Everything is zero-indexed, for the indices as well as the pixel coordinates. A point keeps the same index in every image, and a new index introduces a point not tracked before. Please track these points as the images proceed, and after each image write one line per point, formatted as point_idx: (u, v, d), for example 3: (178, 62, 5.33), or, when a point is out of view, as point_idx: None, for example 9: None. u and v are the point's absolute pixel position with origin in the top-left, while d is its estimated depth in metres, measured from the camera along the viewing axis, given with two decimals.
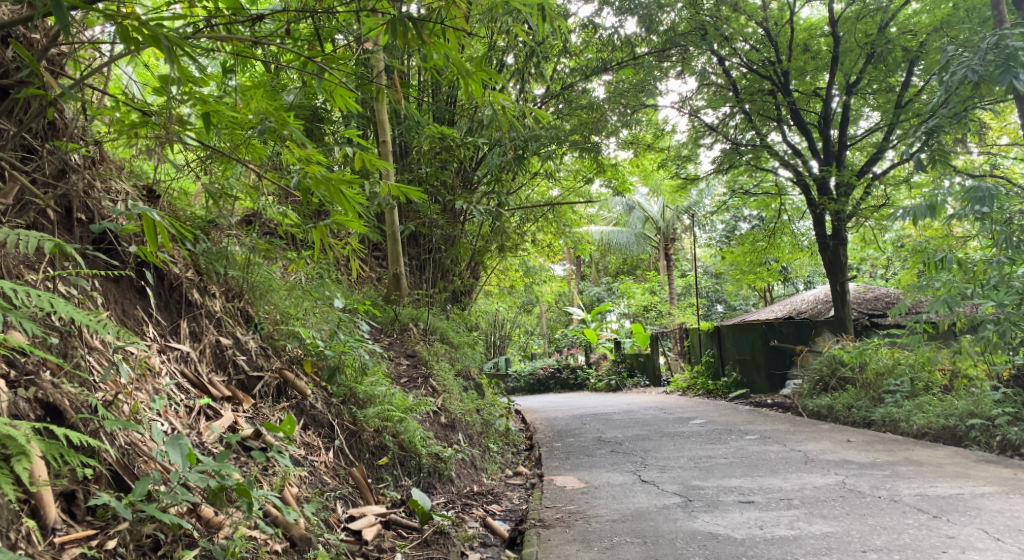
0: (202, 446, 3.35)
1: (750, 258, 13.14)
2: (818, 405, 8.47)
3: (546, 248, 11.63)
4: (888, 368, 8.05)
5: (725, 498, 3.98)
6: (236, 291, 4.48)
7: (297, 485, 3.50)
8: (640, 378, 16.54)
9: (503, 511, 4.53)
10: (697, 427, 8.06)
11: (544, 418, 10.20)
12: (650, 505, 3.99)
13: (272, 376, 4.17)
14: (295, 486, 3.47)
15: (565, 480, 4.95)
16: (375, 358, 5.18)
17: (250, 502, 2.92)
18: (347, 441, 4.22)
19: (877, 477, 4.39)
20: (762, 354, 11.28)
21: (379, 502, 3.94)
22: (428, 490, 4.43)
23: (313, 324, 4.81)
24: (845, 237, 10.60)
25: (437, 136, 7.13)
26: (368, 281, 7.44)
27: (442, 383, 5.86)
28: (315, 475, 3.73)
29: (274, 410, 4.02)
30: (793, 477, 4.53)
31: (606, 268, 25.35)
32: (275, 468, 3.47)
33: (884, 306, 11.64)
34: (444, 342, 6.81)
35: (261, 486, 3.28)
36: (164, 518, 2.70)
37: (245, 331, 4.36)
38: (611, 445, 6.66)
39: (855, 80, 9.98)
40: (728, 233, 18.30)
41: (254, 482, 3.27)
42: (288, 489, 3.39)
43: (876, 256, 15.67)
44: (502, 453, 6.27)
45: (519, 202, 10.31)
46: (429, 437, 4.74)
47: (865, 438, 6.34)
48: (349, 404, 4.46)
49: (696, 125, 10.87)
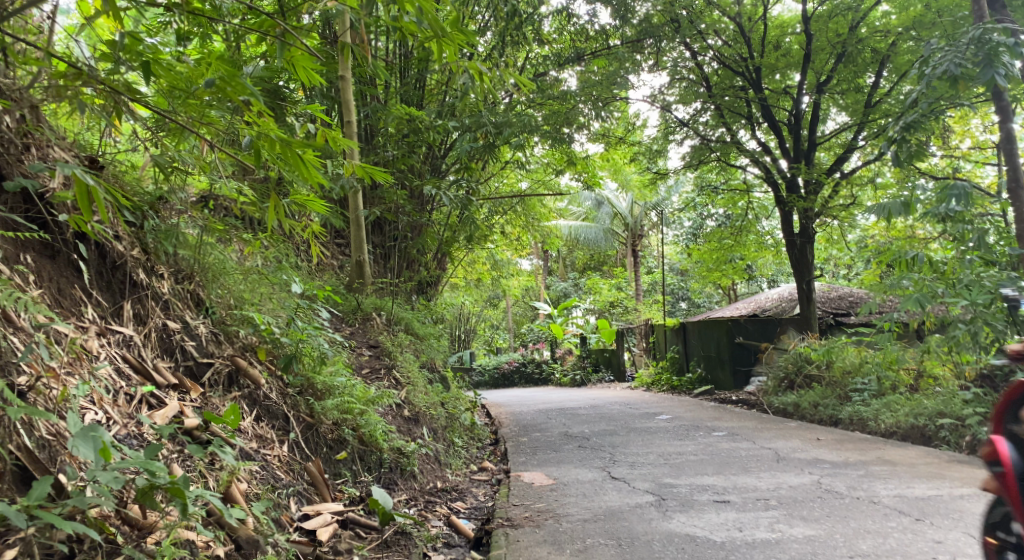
0: (142, 437, 3.10)
1: (717, 255, 13.08)
2: (784, 402, 8.41)
3: (514, 241, 11.43)
4: (855, 367, 8.01)
5: (700, 497, 3.83)
6: (186, 273, 4.22)
7: (246, 481, 3.26)
8: (605, 374, 16.46)
9: (467, 508, 4.33)
10: (664, 424, 7.93)
11: (509, 412, 10.02)
12: (622, 504, 3.82)
13: (223, 363, 3.91)
14: (245, 482, 3.23)
15: (533, 477, 4.75)
16: (335, 348, 4.92)
17: (183, 503, 2.63)
18: (302, 434, 3.97)
19: (853, 476, 4.27)
20: (728, 351, 11.21)
21: (336, 499, 3.71)
22: (389, 486, 4.21)
23: (270, 310, 4.56)
24: (812, 234, 10.55)
25: (404, 119, 6.88)
26: (329, 269, 7.15)
27: (406, 375, 5.64)
28: (267, 470, 3.48)
29: (224, 400, 3.77)
30: (768, 476, 4.40)
31: (573, 264, 25.25)
32: (222, 463, 3.22)
33: (849, 305, 11.65)
34: (408, 332, 6.57)
35: (207, 483, 3.03)
36: (63, 526, 2.34)
37: (195, 315, 4.10)
38: (578, 440, 6.49)
39: (825, 79, 9.92)
40: (695, 231, 18.28)
41: (200, 478, 3.02)
42: (235, 485, 3.14)
43: (841, 257, 15.74)
44: (467, 448, 6.06)
45: (488, 192, 10.09)
46: (391, 431, 4.51)
47: (834, 437, 6.26)
48: (306, 395, 4.22)
49: (668, 119, 10.74)
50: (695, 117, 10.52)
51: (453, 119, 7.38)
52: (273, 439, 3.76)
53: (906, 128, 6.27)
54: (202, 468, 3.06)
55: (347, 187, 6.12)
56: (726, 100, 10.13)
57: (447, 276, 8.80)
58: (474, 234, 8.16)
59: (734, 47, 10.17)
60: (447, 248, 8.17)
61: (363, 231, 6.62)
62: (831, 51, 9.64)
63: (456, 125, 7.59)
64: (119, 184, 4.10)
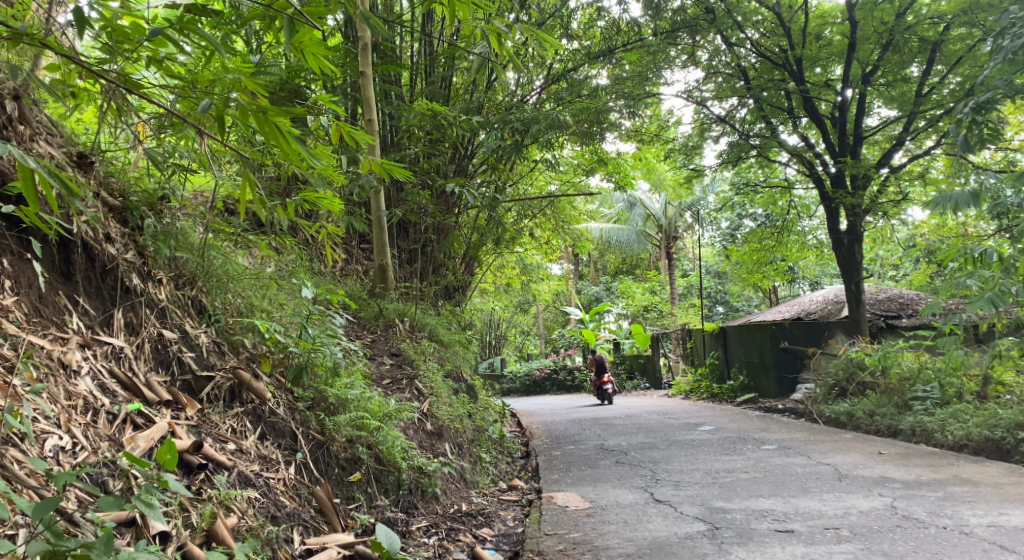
0: (114, 463, 2.71)
1: (757, 257, 12.44)
2: (836, 411, 7.85)
3: (545, 245, 10.99)
4: (913, 373, 7.46)
5: (757, 526, 3.36)
6: (187, 278, 3.86)
7: (240, 513, 2.88)
8: (640, 380, 15.95)
9: (495, 536, 3.91)
10: (706, 435, 7.43)
11: (541, 422, 9.58)
12: (670, 534, 3.37)
13: (224, 377, 3.54)
14: (237, 516, 2.85)
15: (568, 498, 4.32)
16: (350, 359, 4.54)
17: None
18: (312, 453, 3.58)
19: (931, 500, 3.77)
20: (771, 356, 10.65)
21: (347, 529, 3.32)
22: (408, 511, 3.80)
23: (279, 318, 4.18)
24: (860, 233, 9.94)
25: (428, 115, 6.48)
26: (351, 274, 6.81)
27: (429, 386, 5.24)
28: (268, 498, 3.10)
29: (225, 417, 3.39)
30: (832, 499, 3.91)
31: (605, 268, 24.72)
32: (208, 491, 2.85)
33: (899, 307, 11.02)
34: (433, 339, 6.17)
35: (192, 519, 2.67)
36: None
37: (196, 324, 3.73)
38: (617, 455, 6.03)
39: (871, 70, 9.31)
40: (732, 232, 17.65)
41: (182, 511, 2.67)
42: (223, 519, 2.77)
43: (887, 257, 15.05)
44: (496, 464, 5.65)
45: (517, 195, 9.69)
46: (412, 448, 4.12)
47: (896, 451, 5.73)
48: (316, 410, 3.83)
49: (702, 115, 10.22)
50: (732, 113, 10.00)
51: (477, 116, 6.98)
52: (278, 460, 3.38)
53: (977, 111, 5.73)
54: (185, 500, 2.71)
55: (366, 186, 5.76)
56: (765, 95, 9.59)
57: (475, 280, 8.41)
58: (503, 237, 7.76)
59: (774, 37, 9.60)
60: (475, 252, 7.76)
61: (386, 232, 6.27)
62: (877, 39, 9.03)
63: (481, 122, 7.19)
64: (116, 182, 3.78)
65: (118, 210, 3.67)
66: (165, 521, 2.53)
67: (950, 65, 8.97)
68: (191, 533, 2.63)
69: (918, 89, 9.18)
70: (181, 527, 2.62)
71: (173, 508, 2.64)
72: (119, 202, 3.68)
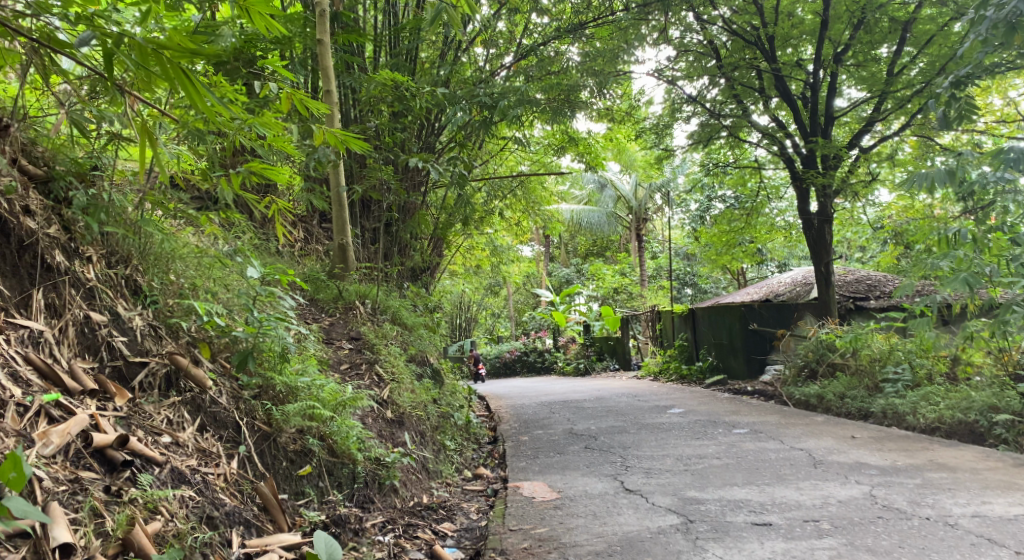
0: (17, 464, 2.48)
1: (727, 239, 12.31)
2: (807, 394, 7.74)
3: (514, 226, 10.71)
4: (884, 355, 7.38)
5: (733, 519, 3.19)
6: (121, 255, 3.54)
7: (167, 517, 2.66)
8: (610, 361, 15.83)
9: (457, 531, 3.68)
10: (677, 419, 7.26)
11: (511, 405, 9.37)
12: (641, 528, 3.17)
13: (160, 362, 3.25)
14: (164, 519, 2.64)
15: (535, 488, 4.11)
16: (303, 343, 4.26)
17: None
18: (257, 446, 3.33)
19: (910, 488, 3.62)
20: (740, 338, 10.53)
21: (293, 529, 3.09)
22: (364, 506, 3.55)
23: (225, 300, 3.89)
24: (831, 214, 9.81)
25: (389, 86, 6.16)
26: (310, 255, 6.51)
27: (390, 371, 4.99)
28: (204, 496, 2.85)
29: (160, 407, 3.12)
30: (809, 487, 3.75)
31: (575, 250, 24.53)
32: (130, 493, 2.63)
33: (867, 289, 10.96)
34: (395, 323, 5.91)
35: (106, 526, 2.50)
36: None
37: (131, 305, 3.42)
38: (585, 440, 5.84)
39: (842, 49, 9.11)
40: (702, 214, 17.51)
41: (95, 518, 2.50)
42: (144, 524, 2.57)
43: (855, 239, 15.02)
44: (461, 452, 5.42)
45: (484, 174, 9.40)
46: (370, 438, 3.87)
47: (870, 435, 5.61)
48: (263, 399, 3.57)
49: (674, 95, 9.98)
50: (703, 92, 9.79)
51: (440, 89, 6.66)
52: (219, 454, 3.12)
53: (955, 86, 5.58)
54: (99, 504, 2.54)
55: (323, 161, 5.44)
56: (737, 73, 9.38)
57: (441, 261, 8.14)
58: (470, 216, 7.48)
59: (746, 15, 9.29)
60: (441, 232, 7.49)
61: (346, 210, 5.98)
62: (850, 18, 8.82)
63: (445, 96, 6.89)
64: (39, 149, 3.47)
65: (41, 181, 3.38)
66: (68, 533, 2.38)
67: (919, 46, 8.88)
68: (103, 542, 2.46)
69: (890, 70, 8.99)
70: (91, 536, 2.45)
71: (82, 515, 2.47)
72: (42, 172, 3.39)
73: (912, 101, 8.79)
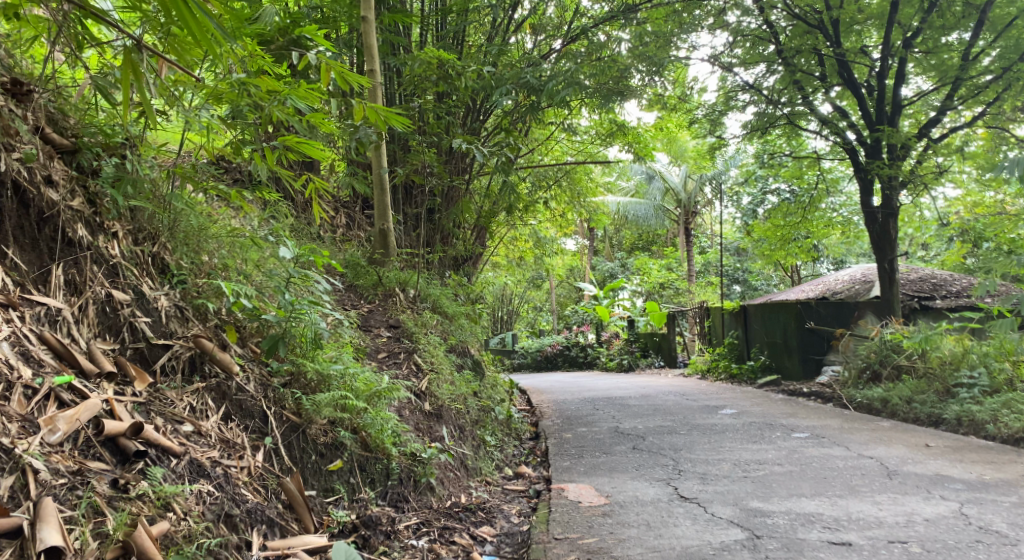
0: (11, 453, 2.27)
1: (781, 234, 11.58)
2: (870, 397, 7.28)
3: (558, 217, 10.35)
4: (956, 358, 6.91)
5: (807, 536, 2.85)
6: (149, 233, 3.30)
7: (178, 515, 2.46)
8: (654, 359, 15.23)
9: (497, 535, 3.42)
10: (729, 420, 6.88)
11: (552, 400, 9.05)
12: (703, 542, 2.87)
13: (184, 346, 3.03)
14: (175, 518, 2.44)
15: (581, 492, 3.81)
16: (336, 329, 4.03)
17: None
18: (284, 438, 3.10)
19: (1005, 507, 3.26)
20: (795, 336, 10.02)
21: (319, 530, 2.85)
22: (398, 506, 3.30)
23: (258, 282, 3.66)
24: (896, 209, 9.22)
25: (434, 65, 5.87)
26: (351, 241, 6.27)
27: (429, 361, 4.74)
28: (222, 493, 2.64)
29: (183, 394, 2.90)
30: (886, 501, 3.40)
31: (620, 244, 24.04)
32: (139, 487, 2.44)
33: (931, 288, 10.38)
34: (436, 311, 5.65)
35: (105, 526, 2.30)
36: None
37: (157, 284, 3.19)
38: (634, 440, 5.50)
39: (912, 34, 8.43)
40: (754, 208, 16.93)
41: (94, 516, 2.30)
42: (153, 523, 2.37)
43: (916, 236, 14.35)
44: (501, 448, 5.15)
45: (530, 162, 9.07)
46: (406, 432, 3.62)
47: (945, 443, 5.20)
48: (294, 387, 3.34)
49: (729, 83, 9.46)
50: (760, 80, 9.27)
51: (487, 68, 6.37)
52: (242, 445, 2.90)
53: None
54: (101, 501, 2.34)
55: (365, 141, 5.17)
56: (800, 61, 8.83)
57: (485, 251, 7.84)
58: (515, 204, 7.19)
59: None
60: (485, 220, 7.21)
61: (388, 194, 5.75)
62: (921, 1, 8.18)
63: (493, 78, 6.60)
64: (69, 121, 3.21)
65: (67, 152, 3.13)
66: (57, 535, 2.18)
67: (992, 34, 8.31)
68: (101, 544, 2.27)
69: (962, 57, 8.32)
70: (87, 537, 2.25)
71: (79, 513, 2.28)
72: (69, 141, 3.14)
73: (987, 90, 8.24)
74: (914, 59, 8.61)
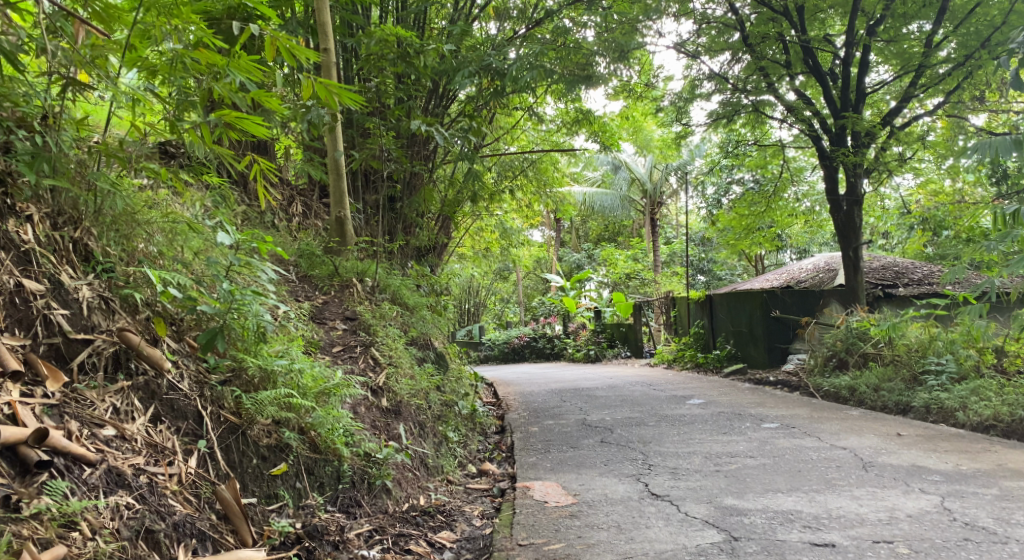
0: None
1: (746, 223, 11.47)
2: (837, 385, 7.19)
3: (524, 207, 10.11)
4: (923, 345, 6.84)
5: (787, 537, 2.70)
6: (71, 217, 3.00)
7: (83, 536, 2.29)
8: (621, 348, 15.16)
9: (457, 541, 3.20)
10: (698, 411, 6.73)
11: (519, 392, 8.85)
12: (677, 547, 2.70)
13: (107, 341, 2.77)
14: (79, 539, 2.27)
15: (547, 490, 3.60)
16: (283, 322, 3.75)
17: None
18: (222, 441, 2.86)
19: (987, 500, 3.13)
20: (761, 325, 9.93)
21: (259, 542, 2.67)
22: (350, 512, 3.06)
23: (197, 272, 3.36)
24: (861, 197, 9.12)
25: (392, 42, 5.61)
26: (306, 230, 5.97)
27: (388, 354, 4.49)
28: (139, 508, 2.46)
29: (105, 394, 2.67)
30: (866, 496, 3.24)
31: (587, 235, 23.89)
32: (39, 505, 2.26)
33: (894, 276, 10.37)
34: (395, 302, 5.39)
35: None
36: None
37: (78, 273, 2.90)
38: (602, 433, 5.31)
39: (875, 22, 8.25)
40: (720, 197, 16.87)
41: None
42: (50, 547, 2.20)
43: (878, 225, 14.39)
44: (464, 444, 4.93)
45: (494, 150, 8.79)
46: (360, 431, 3.38)
47: (917, 433, 5.10)
48: (233, 385, 3.08)
49: (694, 72, 9.24)
50: (726, 68, 9.08)
51: (447, 47, 6.07)
52: (172, 450, 2.69)
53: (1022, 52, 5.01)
54: None
55: (317, 122, 4.86)
56: (765, 49, 8.64)
57: (449, 241, 7.58)
58: (479, 192, 6.92)
59: None
60: (449, 209, 6.95)
61: (345, 179, 5.47)
62: None
63: (452, 60, 6.31)
64: None
65: None
66: None
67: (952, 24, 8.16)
68: None
69: (923, 46, 8.19)
70: None
71: None
72: None
73: (948, 79, 8.13)
74: (875, 48, 8.46)
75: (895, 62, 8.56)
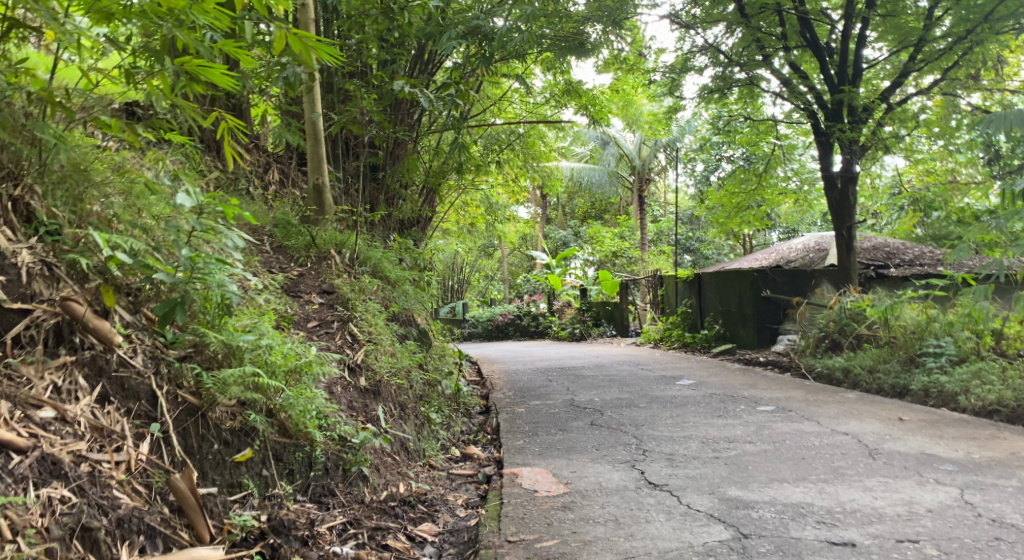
0: None
1: (736, 201, 11.20)
2: (830, 366, 7.01)
3: (510, 183, 9.78)
4: (920, 326, 6.66)
5: (803, 534, 2.59)
6: (10, 173, 2.70)
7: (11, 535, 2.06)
8: (607, 327, 14.91)
9: (439, 534, 2.96)
10: (690, 392, 6.52)
11: (504, 371, 8.60)
12: (682, 545, 2.57)
13: (47, 311, 2.49)
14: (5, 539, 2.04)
15: (537, 478, 3.35)
16: (250, 294, 3.46)
17: None
18: (178, 424, 2.60)
19: (1010, 493, 2.94)
20: (751, 306, 9.71)
21: (217, 538, 2.43)
22: (321, 502, 2.83)
23: (157, 238, 3.06)
24: (855, 175, 8.85)
25: None
26: (282, 199, 5.63)
27: (367, 330, 4.22)
28: (77, 502, 2.22)
29: (45, 370, 2.41)
30: (880, 486, 3.05)
31: (573, 212, 23.60)
32: None
33: (885, 256, 10.20)
34: (376, 276, 5.10)
35: None
36: None
37: (18, 236, 2.61)
38: (592, 415, 5.06)
39: None
40: (708, 175, 16.59)
41: None
42: None
43: (868, 205, 14.18)
44: (447, 425, 4.67)
45: (479, 121, 8.44)
46: (335, 413, 3.12)
47: (919, 417, 4.91)
48: (193, 361, 2.80)
49: (687, 45, 8.91)
50: (720, 42, 8.71)
51: (435, 3, 5.69)
52: (120, 434, 2.44)
53: None
54: None
55: (294, 80, 4.51)
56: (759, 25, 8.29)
57: (433, 215, 7.26)
58: (465, 163, 6.61)
59: None
60: (433, 180, 6.64)
61: (323, 144, 5.17)
62: None
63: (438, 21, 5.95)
64: None
65: None
66: None
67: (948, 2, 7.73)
68: None
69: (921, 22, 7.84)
70: None
71: None
72: None
73: (944, 58, 7.78)
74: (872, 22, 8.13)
75: (890, 38, 8.20)
